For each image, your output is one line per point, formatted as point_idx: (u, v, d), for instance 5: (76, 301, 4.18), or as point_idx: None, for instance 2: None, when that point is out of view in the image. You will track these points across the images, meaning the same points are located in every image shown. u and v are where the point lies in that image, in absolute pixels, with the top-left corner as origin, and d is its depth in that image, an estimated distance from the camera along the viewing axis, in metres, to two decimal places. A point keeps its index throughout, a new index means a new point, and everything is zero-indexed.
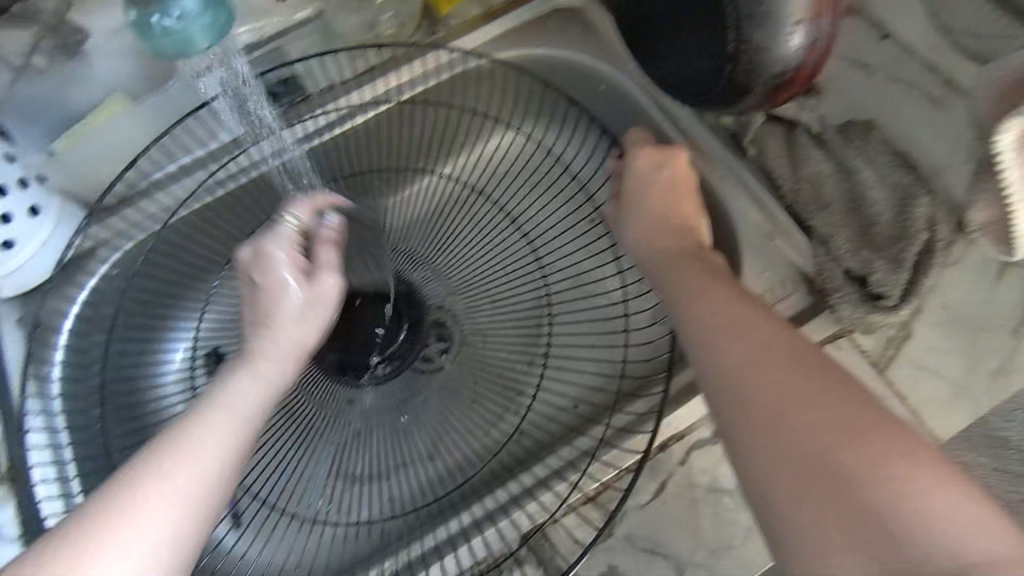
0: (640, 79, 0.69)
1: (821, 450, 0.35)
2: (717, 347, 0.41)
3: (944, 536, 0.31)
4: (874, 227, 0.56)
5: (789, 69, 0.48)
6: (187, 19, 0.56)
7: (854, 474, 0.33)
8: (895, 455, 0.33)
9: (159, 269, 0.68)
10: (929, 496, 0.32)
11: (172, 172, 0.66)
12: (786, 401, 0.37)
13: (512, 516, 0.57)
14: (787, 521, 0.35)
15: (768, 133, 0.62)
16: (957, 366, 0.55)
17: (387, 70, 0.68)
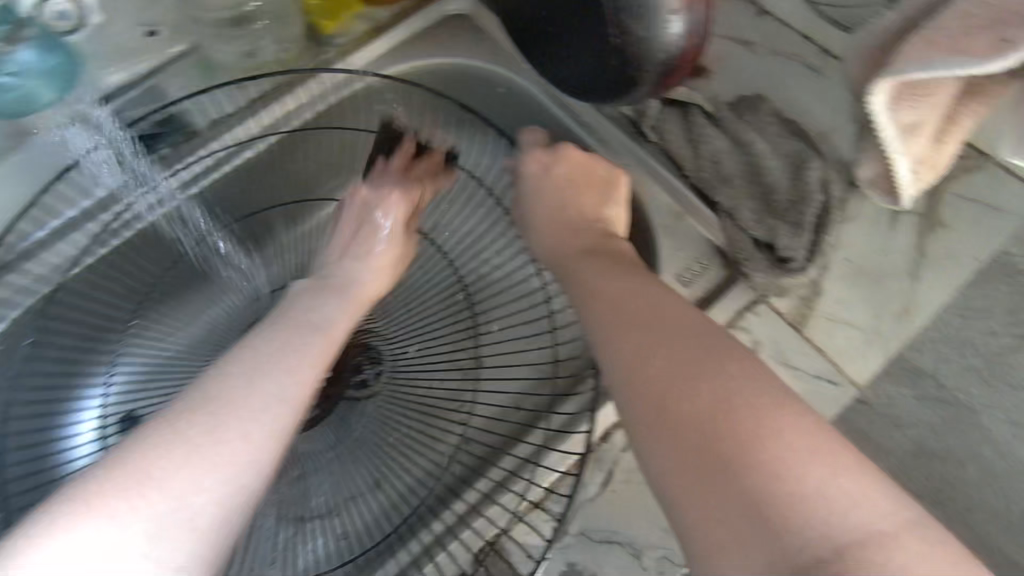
0: (537, 78, 0.69)
1: (711, 437, 0.36)
2: (632, 340, 0.43)
3: (819, 508, 0.33)
4: (774, 193, 0.58)
5: (673, 57, 0.49)
6: (28, 73, 0.57)
7: (752, 458, 0.35)
8: (795, 444, 0.35)
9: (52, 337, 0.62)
10: (819, 483, 0.33)
11: (60, 226, 0.60)
12: (677, 387, 0.38)
13: (464, 537, 0.56)
14: (689, 512, 0.36)
15: (665, 118, 0.64)
16: (865, 312, 0.58)
17: (272, 101, 0.65)
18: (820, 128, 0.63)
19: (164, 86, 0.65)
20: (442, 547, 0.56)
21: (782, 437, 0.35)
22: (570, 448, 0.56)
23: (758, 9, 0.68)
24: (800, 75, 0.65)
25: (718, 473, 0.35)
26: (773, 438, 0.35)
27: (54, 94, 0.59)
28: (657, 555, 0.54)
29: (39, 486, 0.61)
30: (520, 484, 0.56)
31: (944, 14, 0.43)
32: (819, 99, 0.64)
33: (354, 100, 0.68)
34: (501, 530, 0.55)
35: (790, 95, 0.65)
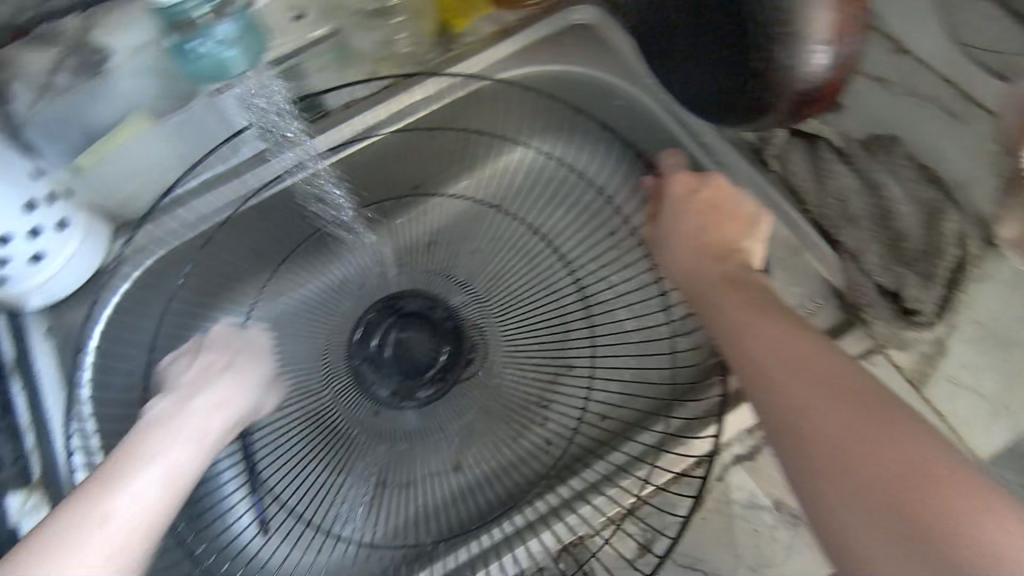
0: (660, 94, 0.68)
1: (880, 477, 0.35)
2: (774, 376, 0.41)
3: (991, 540, 0.31)
4: (905, 239, 0.55)
5: (813, 89, 0.47)
6: (228, 42, 0.58)
7: (932, 506, 0.33)
8: (954, 478, 0.34)
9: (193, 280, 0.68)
10: (1002, 539, 0.31)
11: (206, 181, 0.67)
12: (849, 437, 0.36)
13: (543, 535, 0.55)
14: (855, 551, 0.35)
15: (790, 149, 0.62)
16: (995, 381, 0.53)
17: (401, 89, 0.68)
18: None
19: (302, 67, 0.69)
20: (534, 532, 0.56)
21: (924, 454, 0.35)
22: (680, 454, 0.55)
23: None
24: None
25: (865, 500, 0.35)
26: (924, 463, 0.34)
27: (244, 61, 0.60)
28: None
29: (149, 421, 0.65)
30: (616, 487, 0.56)
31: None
32: None
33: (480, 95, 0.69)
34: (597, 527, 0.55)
35: None
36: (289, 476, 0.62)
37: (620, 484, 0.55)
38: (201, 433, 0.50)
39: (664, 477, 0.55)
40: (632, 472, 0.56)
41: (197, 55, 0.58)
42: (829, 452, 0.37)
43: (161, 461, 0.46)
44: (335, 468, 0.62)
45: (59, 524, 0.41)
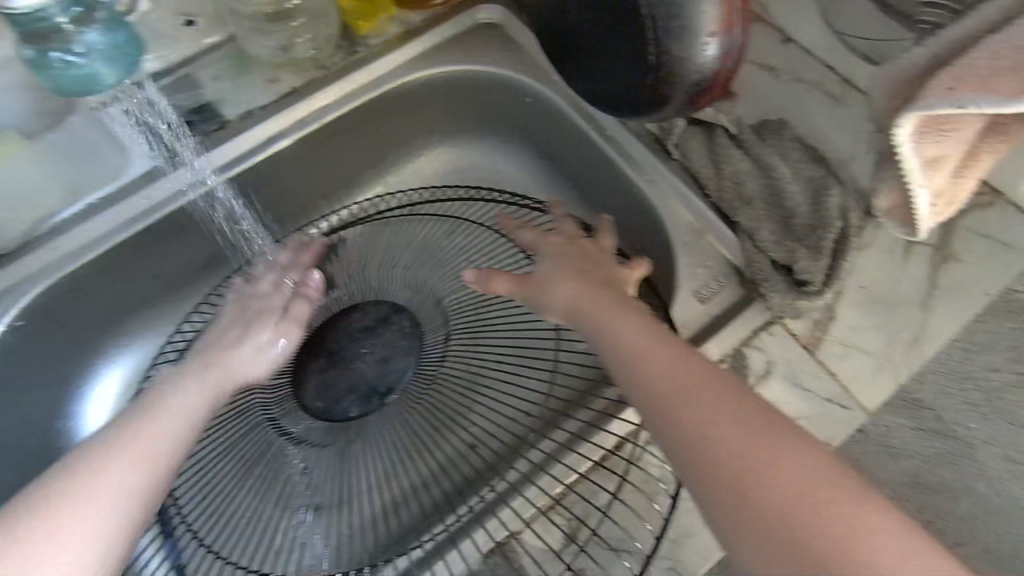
0: (566, 91, 0.69)
1: (756, 476, 0.38)
2: (748, 486, 0.38)
3: (790, 483, 0.37)
4: (793, 216, 0.60)
5: (705, 79, 0.49)
6: (93, 54, 0.52)
7: (780, 485, 0.37)
8: (798, 467, 0.38)
9: (143, 271, 0.68)
10: (794, 484, 0.37)
11: (78, 211, 0.62)
12: (758, 461, 0.39)
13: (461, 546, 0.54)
14: (771, 483, 0.38)
15: (689, 136, 0.65)
16: (878, 340, 0.59)
17: (306, 94, 0.68)
18: (840, 157, 0.65)
19: (195, 76, 0.67)
20: (464, 536, 0.54)
21: (786, 476, 0.38)
22: (601, 441, 0.55)
23: (783, 38, 0.70)
24: (821, 104, 0.67)
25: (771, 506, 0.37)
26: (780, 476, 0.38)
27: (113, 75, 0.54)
28: (668, 566, 0.52)
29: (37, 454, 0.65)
30: (572, 454, 0.55)
31: (906, 56, 0.50)
32: (839, 129, 0.66)
33: (414, 96, 0.73)
34: (510, 532, 0.53)
35: (813, 123, 0.66)
36: (225, 527, 0.61)
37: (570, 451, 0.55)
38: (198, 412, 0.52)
39: (586, 463, 0.54)
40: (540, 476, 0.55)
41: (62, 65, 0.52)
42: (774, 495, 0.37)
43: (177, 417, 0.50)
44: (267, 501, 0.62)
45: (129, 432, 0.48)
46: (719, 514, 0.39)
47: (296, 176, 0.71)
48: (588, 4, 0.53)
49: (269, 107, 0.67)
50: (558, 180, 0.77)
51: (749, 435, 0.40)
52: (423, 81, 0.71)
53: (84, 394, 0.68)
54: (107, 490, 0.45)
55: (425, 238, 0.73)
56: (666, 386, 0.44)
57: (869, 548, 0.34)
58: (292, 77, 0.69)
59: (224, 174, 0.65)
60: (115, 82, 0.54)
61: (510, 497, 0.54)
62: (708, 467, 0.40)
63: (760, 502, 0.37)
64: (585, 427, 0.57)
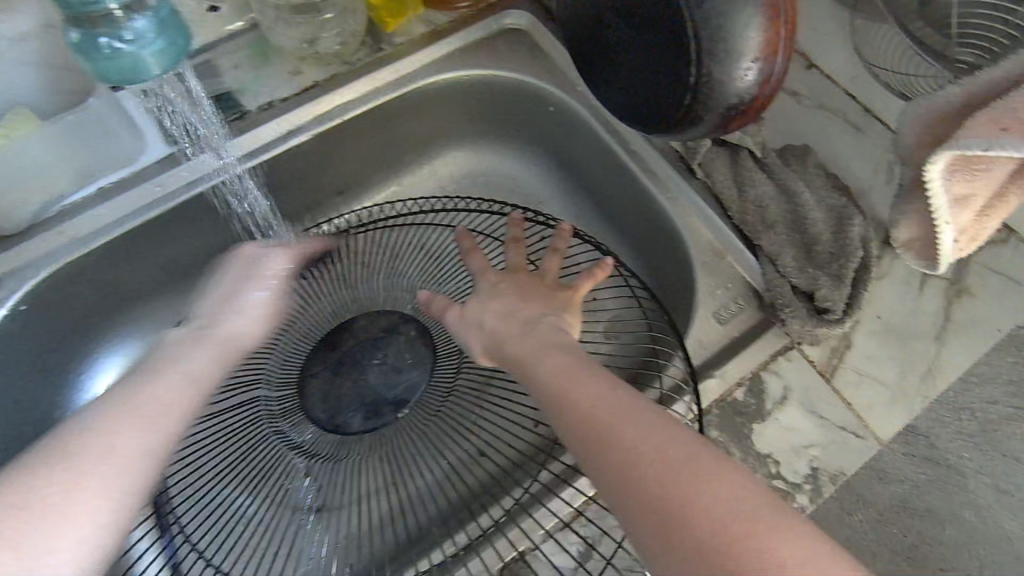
0: (591, 103, 0.69)
1: (686, 499, 0.33)
2: (672, 511, 0.33)
3: (715, 502, 0.33)
4: (816, 243, 0.60)
5: (743, 103, 0.49)
6: (140, 42, 0.48)
7: (699, 505, 0.33)
8: (722, 483, 0.34)
9: (151, 260, 0.66)
10: (708, 504, 0.33)
11: (90, 195, 0.61)
12: (677, 482, 0.34)
13: (471, 564, 0.52)
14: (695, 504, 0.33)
15: (714, 156, 0.65)
16: (892, 371, 0.59)
17: (328, 89, 0.67)
18: (860, 186, 0.65)
19: (215, 63, 0.66)
20: (472, 555, 0.52)
21: (709, 491, 0.33)
22: None
23: (808, 65, 0.70)
24: (843, 133, 0.68)
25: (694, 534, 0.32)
26: (707, 493, 0.33)
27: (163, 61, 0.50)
28: None
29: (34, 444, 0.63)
30: None
31: (941, 94, 0.50)
32: (860, 158, 0.66)
33: (436, 97, 0.72)
34: (529, 547, 0.52)
35: (835, 151, 0.67)
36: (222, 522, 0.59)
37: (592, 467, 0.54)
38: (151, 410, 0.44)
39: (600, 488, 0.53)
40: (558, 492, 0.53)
41: (109, 52, 0.48)
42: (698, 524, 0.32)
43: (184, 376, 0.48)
44: (268, 495, 0.60)
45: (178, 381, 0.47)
46: (631, 523, 0.35)
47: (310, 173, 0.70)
48: (626, 21, 0.52)
49: (290, 101, 0.66)
50: (575, 190, 0.77)
51: (665, 437, 0.36)
52: (446, 83, 0.70)
53: (84, 385, 0.66)
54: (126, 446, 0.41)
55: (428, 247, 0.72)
56: (577, 395, 0.41)
57: (772, 554, 0.31)
58: (314, 70, 0.67)
59: (242, 165, 0.64)
60: (161, 71, 0.50)
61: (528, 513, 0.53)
62: (619, 469, 0.36)
63: (682, 527, 0.33)
64: None
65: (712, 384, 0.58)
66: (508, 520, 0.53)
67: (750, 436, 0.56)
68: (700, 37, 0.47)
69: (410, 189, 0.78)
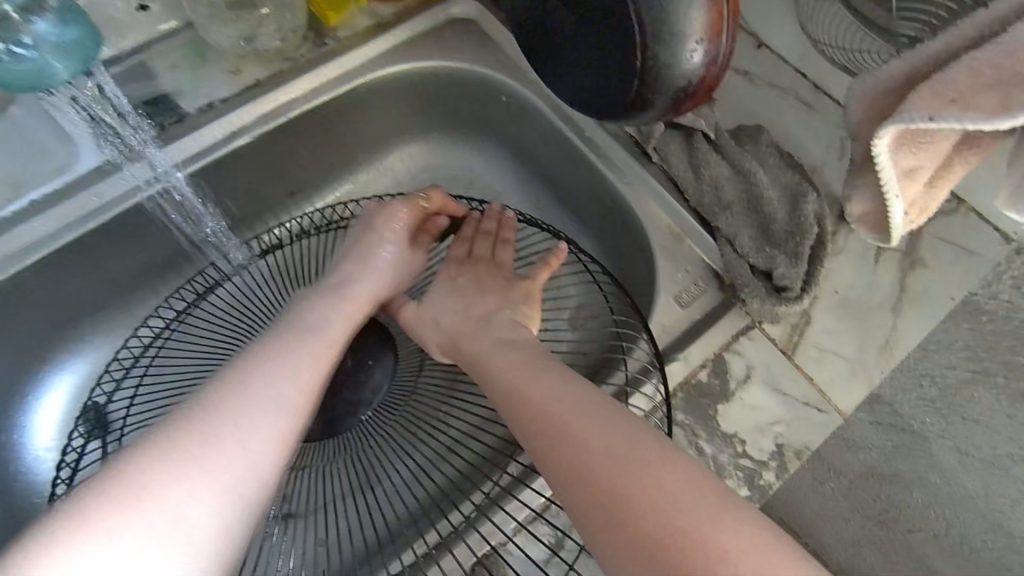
0: (544, 90, 0.68)
1: (624, 483, 0.34)
2: (609, 491, 0.34)
3: (655, 488, 0.34)
4: (773, 222, 0.60)
5: (690, 84, 0.49)
6: (42, 45, 0.48)
7: (639, 494, 0.34)
8: (663, 472, 0.34)
9: (94, 271, 0.63)
10: (655, 490, 0.34)
11: (21, 210, 0.58)
12: (619, 470, 0.35)
13: (442, 563, 0.51)
14: (636, 490, 0.34)
15: (668, 140, 0.64)
16: (852, 345, 0.60)
17: (272, 88, 0.65)
18: (813, 163, 0.65)
19: (149, 64, 0.63)
20: (446, 552, 0.51)
21: (653, 476, 0.34)
22: None
23: (757, 44, 0.71)
24: (794, 110, 0.68)
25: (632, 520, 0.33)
26: (649, 480, 0.34)
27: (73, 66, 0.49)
28: None
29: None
30: None
31: (885, 69, 0.50)
32: (812, 135, 0.67)
33: (385, 91, 0.70)
34: (504, 538, 0.51)
35: (787, 129, 0.67)
36: None
37: None
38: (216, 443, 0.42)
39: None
40: (528, 483, 0.53)
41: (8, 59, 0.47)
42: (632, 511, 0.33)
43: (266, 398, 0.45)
44: None
45: (241, 388, 0.45)
46: (576, 514, 0.36)
47: (258, 174, 0.67)
48: (571, 7, 0.51)
49: (232, 101, 0.63)
50: (533, 180, 0.76)
51: (615, 431, 0.37)
52: (394, 76, 0.69)
53: (29, 407, 0.64)
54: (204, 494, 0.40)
55: None
56: (529, 388, 0.41)
57: (710, 541, 0.32)
58: (256, 69, 0.65)
59: (184, 171, 0.61)
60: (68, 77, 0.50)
61: (501, 504, 0.52)
62: (565, 465, 0.36)
63: (613, 508, 0.34)
64: None
65: (675, 368, 0.58)
66: (481, 514, 0.52)
67: (716, 418, 0.56)
68: (646, 20, 0.46)
69: (364, 187, 0.76)
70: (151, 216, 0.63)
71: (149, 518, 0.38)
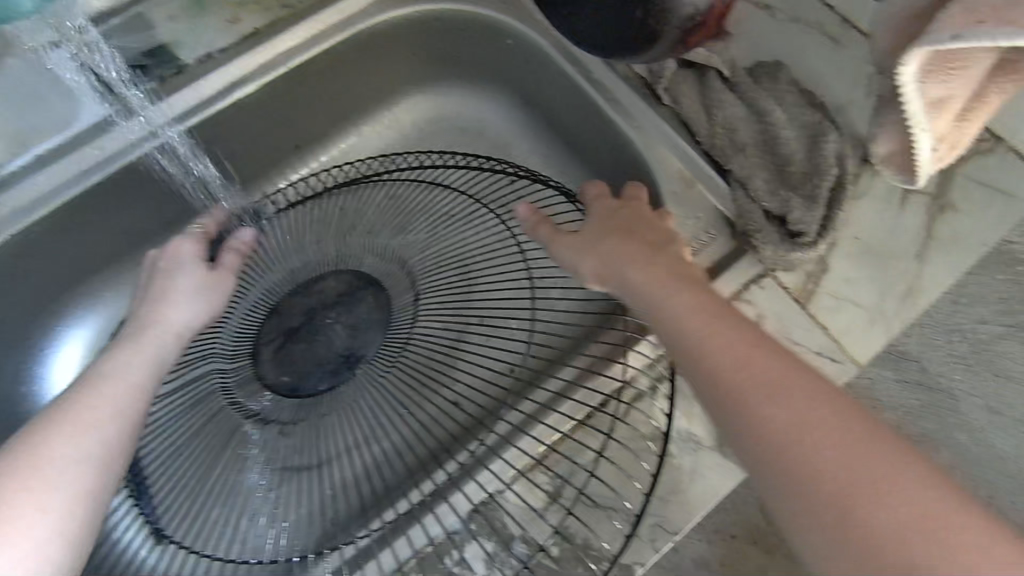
0: (549, 31, 0.65)
1: (828, 473, 0.34)
2: (815, 475, 0.35)
3: (873, 480, 0.33)
4: (790, 164, 0.57)
5: (699, 13, 0.46)
6: None
7: (847, 487, 0.34)
8: (887, 460, 0.34)
9: (100, 225, 0.63)
10: (855, 482, 0.34)
11: (26, 165, 0.58)
12: (841, 451, 0.35)
13: (441, 508, 0.51)
14: (852, 487, 0.34)
15: (682, 79, 0.61)
16: (871, 293, 0.57)
17: (269, 36, 0.63)
18: (836, 101, 0.61)
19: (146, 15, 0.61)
20: (443, 500, 0.52)
21: (860, 471, 0.34)
22: (585, 400, 0.53)
23: None
24: (818, 45, 0.63)
25: (878, 502, 0.33)
26: (873, 471, 0.34)
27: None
28: (654, 521, 0.50)
29: (2, 427, 0.62)
30: (566, 406, 0.53)
31: None
32: (837, 70, 0.62)
33: (387, 37, 0.67)
34: (502, 486, 0.51)
35: (809, 65, 0.63)
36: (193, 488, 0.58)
37: (560, 405, 0.53)
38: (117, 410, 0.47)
39: (564, 429, 0.52)
40: (525, 433, 0.53)
41: None
42: (861, 478, 0.34)
43: (103, 414, 0.46)
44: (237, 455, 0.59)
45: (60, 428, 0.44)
46: (769, 493, 0.36)
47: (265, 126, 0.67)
48: None
49: (231, 51, 0.62)
50: (542, 129, 0.73)
51: (836, 425, 0.36)
52: (395, 21, 0.66)
53: (44, 361, 0.65)
54: (65, 474, 0.42)
55: (394, 204, 0.69)
56: (718, 363, 0.41)
57: (909, 535, 0.32)
58: (253, 16, 0.63)
59: (187, 123, 0.61)
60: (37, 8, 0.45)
61: (497, 452, 0.52)
62: (761, 447, 0.37)
63: (839, 492, 0.34)
64: (575, 381, 0.55)
65: None
66: (477, 463, 0.53)
67: None
68: None
69: (369, 139, 0.75)
70: (155, 168, 0.62)
71: (2, 543, 0.38)
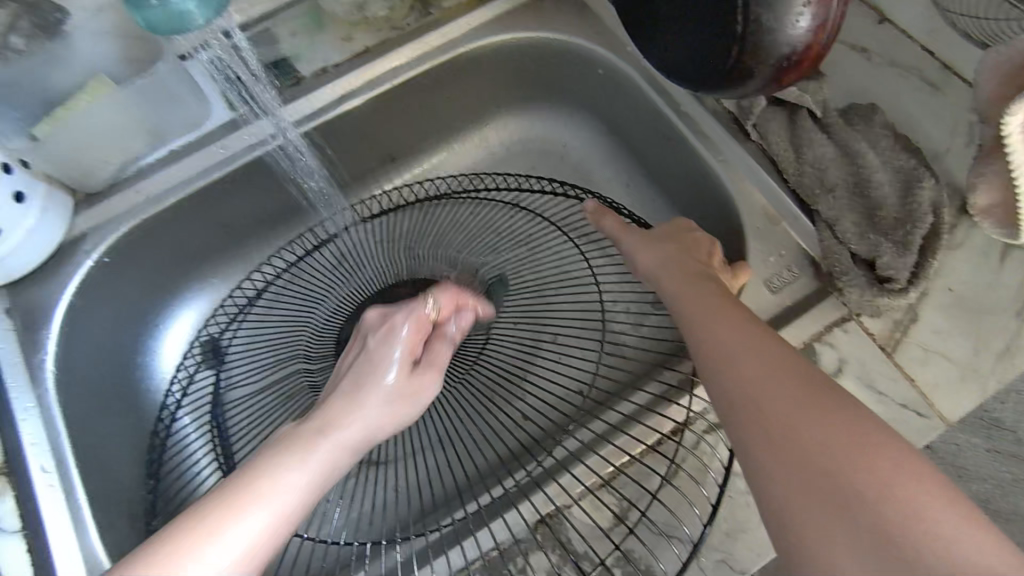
0: (640, 63, 0.67)
1: (824, 458, 0.36)
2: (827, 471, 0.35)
3: (909, 495, 0.34)
4: (881, 208, 0.56)
5: (796, 52, 0.46)
6: None
7: (857, 486, 0.34)
8: (904, 473, 0.35)
9: (216, 215, 0.69)
10: (876, 482, 0.34)
11: (163, 155, 0.65)
12: (844, 451, 0.36)
13: (507, 516, 0.53)
14: (876, 487, 0.34)
15: (771, 117, 0.61)
16: (963, 348, 0.54)
17: (376, 56, 0.68)
18: (934, 148, 0.60)
19: (272, 32, 0.68)
20: (510, 508, 0.53)
21: (871, 470, 0.35)
22: (656, 426, 0.53)
23: (880, 19, 0.65)
24: (915, 91, 0.62)
25: (889, 499, 0.34)
26: (881, 470, 0.35)
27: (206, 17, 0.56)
28: (718, 558, 0.49)
29: None
30: (636, 429, 0.54)
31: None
32: (936, 117, 0.61)
33: (484, 62, 0.71)
34: (568, 501, 0.52)
35: (905, 111, 0.62)
36: None
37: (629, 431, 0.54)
38: (360, 441, 0.46)
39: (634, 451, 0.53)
40: (595, 452, 0.53)
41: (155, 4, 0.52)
42: (864, 476, 0.35)
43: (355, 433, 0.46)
44: None
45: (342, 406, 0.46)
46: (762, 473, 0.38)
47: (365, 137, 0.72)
48: None
49: (342, 66, 0.68)
50: (625, 158, 0.75)
51: (841, 429, 0.37)
52: (493, 46, 0.70)
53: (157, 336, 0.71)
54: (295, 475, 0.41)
55: (477, 220, 0.73)
56: (746, 369, 0.42)
57: (931, 526, 0.32)
58: (364, 36, 0.69)
59: (300, 128, 0.66)
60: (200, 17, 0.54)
61: (566, 468, 0.53)
62: (770, 442, 0.38)
63: (856, 497, 0.34)
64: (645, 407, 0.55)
65: None
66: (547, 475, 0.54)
67: None
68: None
69: (458, 156, 0.79)
70: (269, 167, 0.68)
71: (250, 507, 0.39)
